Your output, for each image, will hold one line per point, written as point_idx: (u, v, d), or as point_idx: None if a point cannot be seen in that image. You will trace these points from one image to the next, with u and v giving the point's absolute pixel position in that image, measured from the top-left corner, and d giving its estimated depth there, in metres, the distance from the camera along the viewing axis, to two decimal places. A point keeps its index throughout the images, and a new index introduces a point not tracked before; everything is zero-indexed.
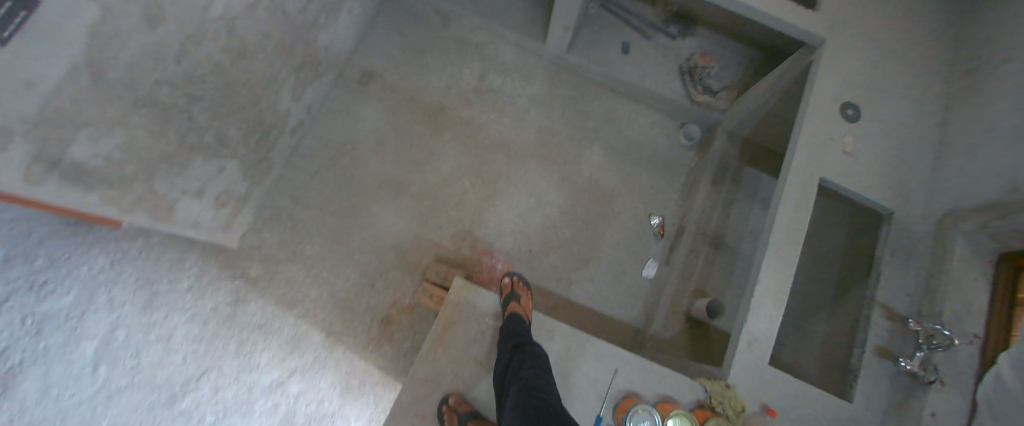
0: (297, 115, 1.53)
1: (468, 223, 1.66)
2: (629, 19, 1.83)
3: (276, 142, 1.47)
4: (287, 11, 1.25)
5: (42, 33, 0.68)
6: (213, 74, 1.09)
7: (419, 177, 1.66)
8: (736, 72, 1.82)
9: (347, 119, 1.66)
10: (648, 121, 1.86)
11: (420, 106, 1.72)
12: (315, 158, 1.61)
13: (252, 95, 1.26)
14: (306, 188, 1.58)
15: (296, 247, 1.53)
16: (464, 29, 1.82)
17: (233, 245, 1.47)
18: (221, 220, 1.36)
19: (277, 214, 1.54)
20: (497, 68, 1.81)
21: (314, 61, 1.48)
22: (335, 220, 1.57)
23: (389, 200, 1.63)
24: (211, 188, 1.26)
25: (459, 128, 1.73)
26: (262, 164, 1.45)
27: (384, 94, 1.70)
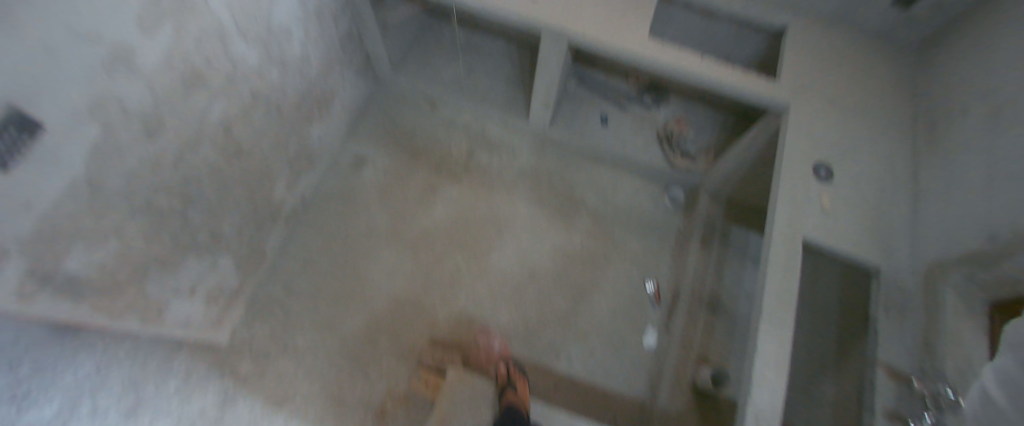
0: (291, 204, 1.57)
1: (462, 300, 1.64)
2: (604, 94, 1.97)
3: (269, 232, 1.50)
4: (282, 113, 1.34)
5: (43, 156, 0.71)
6: (210, 176, 1.13)
7: (411, 257, 1.68)
8: (713, 133, 1.89)
9: (340, 204, 1.70)
10: (633, 186, 1.92)
11: (412, 187, 1.78)
12: (308, 244, 1.63)
13: (247, 190, 1.30)
14: (298, 275, 1.58)
15: (288, 339, 1.50)
16: (450, 113, 1.93)
17: (224, 341, 1.44)
18: (212, 316, 1.34)
19: (270, 305, 1.53)
20: (484, 146, 1.89)
21: (308, 152, 1.56)
22: (327, 308, 1.56)
23: (382, 281, 1.62)
24: (204, 285, 1.26)
25: (450, 206, 1.77)
26: (255, 255, 1.46)
27: (375, 178, 1.77)
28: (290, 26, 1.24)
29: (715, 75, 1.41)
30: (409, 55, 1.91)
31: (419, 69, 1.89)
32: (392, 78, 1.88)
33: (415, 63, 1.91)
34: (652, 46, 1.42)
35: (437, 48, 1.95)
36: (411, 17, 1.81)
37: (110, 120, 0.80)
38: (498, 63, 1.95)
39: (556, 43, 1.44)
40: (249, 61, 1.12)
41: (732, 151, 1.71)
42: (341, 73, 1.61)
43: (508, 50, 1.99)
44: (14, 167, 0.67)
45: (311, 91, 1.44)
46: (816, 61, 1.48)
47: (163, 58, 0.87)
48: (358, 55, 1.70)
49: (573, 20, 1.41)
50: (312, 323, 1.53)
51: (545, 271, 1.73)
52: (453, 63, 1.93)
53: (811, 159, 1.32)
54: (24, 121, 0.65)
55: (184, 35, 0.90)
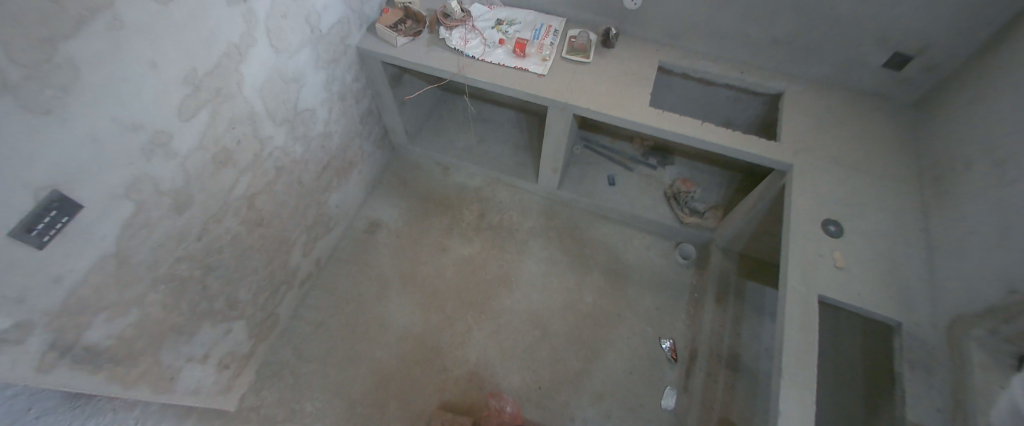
0: (307, 268, 1.62)
1: (474, 363, 1.61)
2: (610, 155, 2.07)
3: (285, 296, 1.53)
4: (303, 181, 1.44)
5: (77, 233, 0.79)
6: (232, 244, 1.21)
7: (422, 318, 1.67)
8: (719, 192, 1.96)
9: (354, 266, 1.75)
10: (643, 243, 1.94)
11: (425, 248, 1.82)
12: (323, 307, 1.65)
13: (265, 256, 1.36)
14: (310, 339, 1.59)
15: (296, 405, 1.46)
16: (462, 176, 2.03)
17: (231, 408, 1.42)
18: (221, 382, 1.34)
19: (279, 369, 1.52)
20: (495, 207, 1.96)
21: (326, 217, 1.64)
22: (336, 372, 1.54)
23: (394, 344, 1.61)
24: (217, 350, 1.28)
25: (462, 266, 1.80)
26: (269, 318, 1.49)
27: (389, 240, 1.82)
28: (314, 107, 1.40)
29: (714, 137, 1.48)
30: (424, 125, 2.05)
31: (432, 137, 2.02)
32: (407, 146, 2.00)
33: (429, 132, 2.04)
34: (650, 112, 1.51)
35: (450, 119, 2.10)
36: (426, 93, 1.98)
37: (144, 196, 0.90)
38: (507, 129, 2.08)
39: (562, 112, 1.55)
40: (275, 139, 1.26)
41: (740, 208, 1.75)
42: (359, 143, 1.73)
43: (516, 118, 2.13)
44: (50, 243, 0.75)
45: (330, 161, 1.56)
46: (815, 122, 1.56)
47: (200, 141, 1.00)
48: (376, 127, 1.84)
49: (574, 92, 1.53)
50: (320, 388, 1.50)
51: (558, 331, 1.70)
52: (464, 131, 2.06)
53: (818, 216, 1.35)
54: (64, 200, 0.75)
55: (219, 121, 1.04)
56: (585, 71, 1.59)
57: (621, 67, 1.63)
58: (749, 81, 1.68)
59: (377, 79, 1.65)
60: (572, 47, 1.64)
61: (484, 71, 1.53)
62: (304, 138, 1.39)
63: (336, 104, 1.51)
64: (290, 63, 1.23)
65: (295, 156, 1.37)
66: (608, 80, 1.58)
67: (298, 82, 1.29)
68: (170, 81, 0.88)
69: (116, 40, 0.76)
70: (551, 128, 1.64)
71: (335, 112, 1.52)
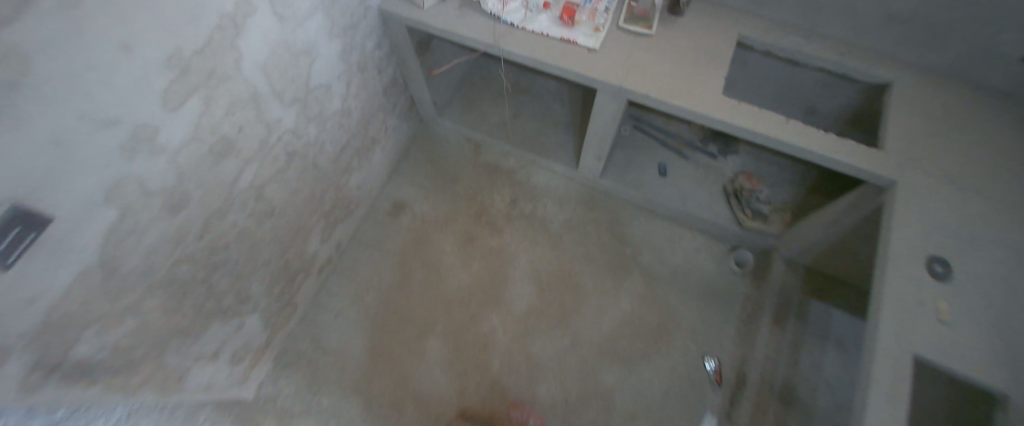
0: (325, 254, 1.51)
1: (498, 368, 1.50)
2: (663, 139, 1.81)
3: (304, 285, 1.46)
4: (320, 165, 1.30)
5: (48, 248, 0.69)
6: (240, 239, 1.11)
7: (446, 314, 1.56)
8: (789, 191, 1.69)
9: (376, 251, 1.63)
10: (693, 244, 1.72)
11: (451, 237, 1.67)
12: (341, 293, 1.56)
13: (278, 247, 1.25)
14: (328, 327, 1.51)
15: (314, 398, 1.42)
16: (496, 156, 1.83)
17: (249, 397, 1.38)
18: (236, 375, 1.30)
19: (299, 357, 1.47)
20: (529, 194, 1.77)
21: (347, 200, 1.51)
22: (356, 364, 1.47)
23: (414, 340, 1.52)
24: (229, 345, 1.22)
25: (488, 259, 1.65)
26: (286, 308, 1.41)
27: (413, 224, 1.68)
28: (328, 82, 1.22)
29: (806, 142, 1.20)
30: (454, 96, 1.83)
31: (464, 110, 1.81)
32: (437, 119, 1.80)
33: (462, 103, 1.82)
34: (727, 102, 1.23)
35: (484, 88, 1.86)
36: (457, 59, 1.74)
37: (127, 201, 0.79)
38: (548, 105, 1.84)
39: (616, 98, 1.30)
40: (285, 121, 1.12)
41: (816, 216, 1.49)
42: (383, 118, 1.55)
43: (557, 92, 1.87)
44: (17, 262, 0.65)
45: (349, 143, 1.40)
46: (936, 122, 1.24)
47: (191, 129, 0.88)
48: (402, 99, 1.65)
49: (634, 73, 1.26)
50: (339, 379, 1.45)
51: (593, 339, 1.56)
52: (499, 105, 1.84)
53: (923, 250, 1.09)
54: (28, 214, 0.64)
55: (213, 104, 0.91)
56: (647, 46, 1.31)
57: (693, 42, 1.33)
58: (852, 65, 1.36)
59: (402, 47, 1.43)
60: (631, 14, 1.36)
61: (525, 44, 1.29)
62: (317, 117, 1.22)
63: (353, 75, 1.32)
64: (297, 33, 1.06)
65: (309, 139, 1.21)
66: (675, 58, 1.30)
67: (310, 54, 1.12)
68: (150, 63, 0.75)
69: (75, 17, 0.62)
70: (598, 114, 1.41)
71: (353, 86, 1.33)
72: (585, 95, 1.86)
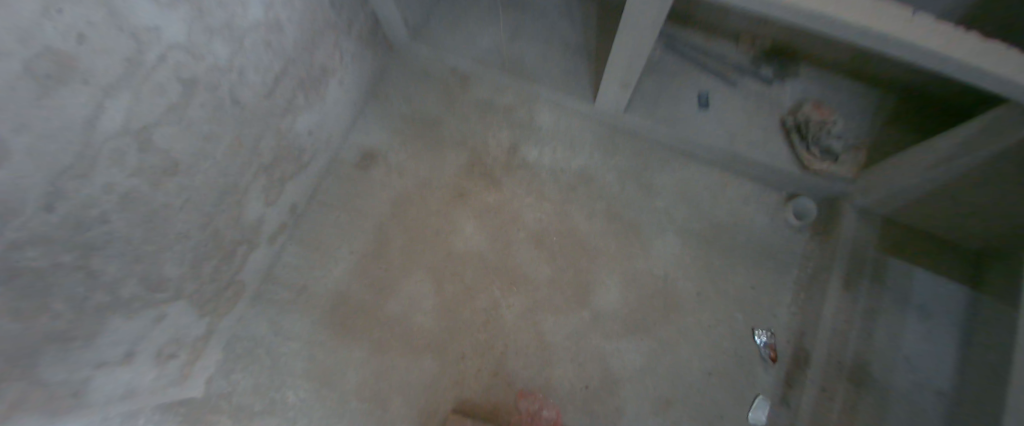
0: (275, 220, 1.20)
1: (504, 351, 1.23)
2: (703, 60, 1.41)
3: (250, 259, 1.16)
4: (242, 101, 0.95)
5: None
6: (132, 207, 0.78)
7: (435, 289, 1.27)
8: (866, 122, 1.32)
9: (342, 214, 1.31)
10: (738, 193, 1.38)
11: (438, 191, 1.34)
12: (302, 266, 1.27)
13: (195, 214, 0.93)
14: (290, 309, 1.23)
15: (276, 395, 1.16)
16: (488, 90, 1.45)
17: (196, 396, 1.14)
18: (170, 374, 1.05)
19: (254, 344, 1.20)
20: (533, 135, 1.41)
21: (295, 151, 1.17)
22: (327, 350, 1.21)
23: (398, 320, 1.24)
24: (146, 342, 0.94)
25: (485, 218, 1.33)
26: (227, 289, 1.13)
27: (388, 179, 1.35)
28: None
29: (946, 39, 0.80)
30: (432, 12, 1.42)
31: (445, 32, 1.42)
32: (410, 44, 1.41)
33: (442, 23, 1.43)
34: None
35: (472, 2, 1.45)
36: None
37: None
38: (552, 21, 1.44)
39: None
40: (171, 28, 0.74)
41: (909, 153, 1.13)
42: (334, 38, 1.17)
43: (567, 3, 1.45)
44: None
45: (284, 70, 1.04)
46: None
47: None
48: (361, 15, 1.25)
49: None
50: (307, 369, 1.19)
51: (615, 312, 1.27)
52: (492, 23, 1.44)
53: None
54: None
55: None
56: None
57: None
58: None
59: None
60: None
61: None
62: (227, 29, 0.85)
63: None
64: None
65: (216, 61, 0.86)
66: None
67: None
68: None
69: None
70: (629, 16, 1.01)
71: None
72: (605, 9, 1.45)
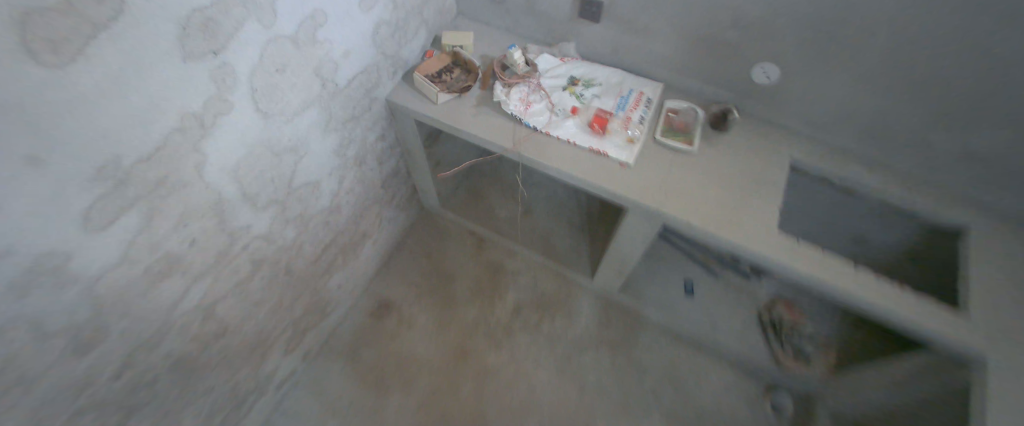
0: (286, 366, 1.27)
1: None
2: (689, 251, 1.61)
3: (254, 404, 1.21)
4: (294, 271, 1.11)
5: None
6: (172, 371, 0.88)
7: None
8: (832, 323, 1.45)
9: (350, 363, 1.39)
10: (722, 379, 1.47)
11: (445, 349, 1.44)
12: (301, 414, 1.30)
13: (222, 371, 1.02)
14: None
15: None
16: (500, 254, 1.64)
17: None
18: None
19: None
20: (536, 302, 1.56)
21: (322, 304, 1.30)
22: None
23: None
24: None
25: (484, 381, 1.40)
26: None
27: (398, 331, 1.46)
28: (318, 179, 1.05)
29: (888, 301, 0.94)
30: (461, 185, 1.68)
31: (469, 201, 1.65)
32: (439, 209, 1.64)
33: (468, 193, 1.67)
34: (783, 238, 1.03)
35: (495, 178, 1.71)
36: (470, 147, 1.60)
37: None
38: (561, 202, 1.69)
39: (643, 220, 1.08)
40: (258, 223, 0.91)
41: (872, 370, 1.24)
42: (378, 210, 1.38)
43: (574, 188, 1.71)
44: None
45: (333, 241, 1.21)
46: None
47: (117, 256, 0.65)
48: (402, 189, 1.48)
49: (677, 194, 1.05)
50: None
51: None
52: (510, 198, 1.68)
53: None
54: None
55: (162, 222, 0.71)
56: (694, 162, 1.08)
57: (745, 157, 1.09)
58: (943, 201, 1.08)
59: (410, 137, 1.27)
60: (669, 124, 1.15)
61: (546, 150, 1.08)
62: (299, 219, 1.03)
63: (349, 169, 1.15)
64: (284, 130, 0.88)
65: (282, 243, 1.02)
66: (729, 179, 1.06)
67: (300, 149, 0.94)
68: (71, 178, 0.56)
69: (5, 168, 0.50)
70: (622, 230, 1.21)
71: (347, 181, 1.16)
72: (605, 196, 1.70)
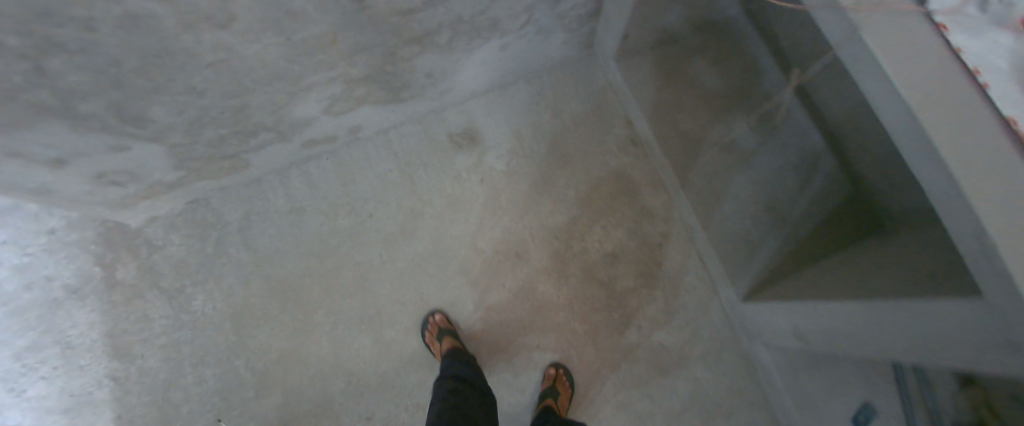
0: (319, 106, 1.16)
1: (601, 300, 1.34)
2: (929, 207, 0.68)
3: (263, 144, 1.20)
4: (431, 133, 1.42)
5: None
6: (233, 60, 0.90)
7: (531, 275, 1.36)
8: None
9: (441, 201, 1.39)
10: (810, 300, 1.01)
11: (473, 247, 1.37)
12: (341, 177, 1.37)
13: (284, 66, 0.98)
14: (383, 268, 1.34)
15: (373, 284, 1.33)
16: (601, 160, 1.42)
17: (323, 272, 1.33)
18: (300, 285, 1.31)
19: (204, 230, 1.30)
20: (638, 219, 1.39)
21: (348, 78, 1.11)
22: (234, 313, 1.28)
23: (518, 264, 1.36)
24: (131, 185, 1.13)
25: (551, 275, 1.35)
26: (364, 266, 1.34)
27: (492, 171, 1.41)
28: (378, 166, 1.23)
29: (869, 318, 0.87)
30: (642, 74, 1.38)
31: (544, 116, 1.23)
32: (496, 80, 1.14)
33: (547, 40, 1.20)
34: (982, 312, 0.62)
35: (609, 85, 1.47)
36: (679, 10, 1.23)
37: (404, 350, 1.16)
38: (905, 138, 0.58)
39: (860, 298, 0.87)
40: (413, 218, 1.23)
41: None
42: (477, 98, 1.44)
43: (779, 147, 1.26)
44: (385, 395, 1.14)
45: (405, 47, 1.10)
46: None
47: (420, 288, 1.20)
48: (566, 15, 1.25)
49: None
50: (195, 324, 1.26)
51: (518, 400, 1.31)
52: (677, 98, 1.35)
53: None
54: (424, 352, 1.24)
55: None
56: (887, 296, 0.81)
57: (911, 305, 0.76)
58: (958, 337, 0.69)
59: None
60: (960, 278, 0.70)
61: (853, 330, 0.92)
62: (385, 15, 0.96)
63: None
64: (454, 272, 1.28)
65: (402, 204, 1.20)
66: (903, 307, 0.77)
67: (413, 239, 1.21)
68: None
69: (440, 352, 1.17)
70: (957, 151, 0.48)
71: (460, 15, 1.07)
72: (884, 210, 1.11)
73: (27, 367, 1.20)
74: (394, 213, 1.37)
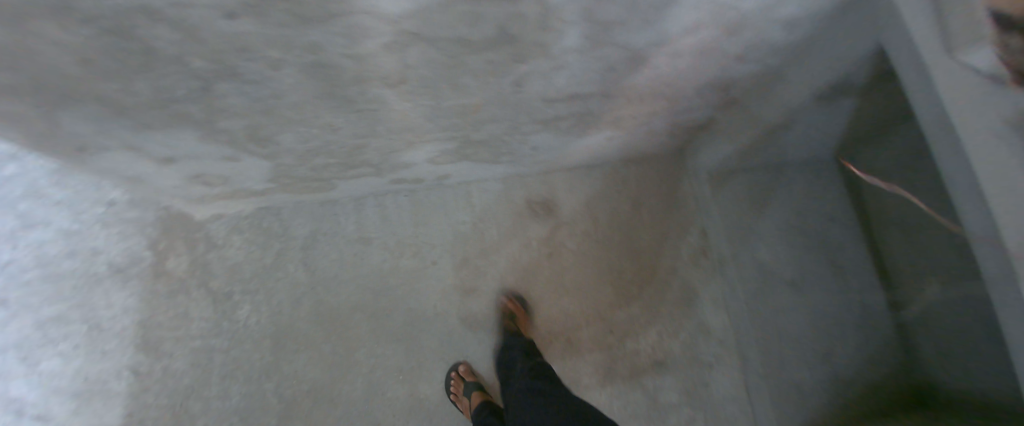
0: (427, 155, 1.15)
1: (640, 404, 1.33)
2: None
3: (357, 175, 1.18)
4: (512, 195, 1.42)
5: None
6: (381, 111, 0.90)
7: (578, 361, 1.34)
8: None
9: (507, 264, 1.38)
10: None
11: (526, 322, 1.35)
12: (415, 218, 1.35)
13: (420, 123, 0.97)
14: (435, 319, 1.31)
15: (421, 334, 1.30)
16: (668, 262, 1.43)
17: (374, 309, 1.29)
18: (348, 318, 1.27)
19: (267, 239, 1.26)
20: (692, 330, 1.39)
21: (465, 139, 1.11)
22: (276, 331, 1.23)
23: (568, 347, 1.34)
24: (218, 187, 1.10)
25: (597, 366, 1.34)
26: (417, 312, 1.31)
27: (562, 247, 1.41)
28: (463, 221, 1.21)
29: None
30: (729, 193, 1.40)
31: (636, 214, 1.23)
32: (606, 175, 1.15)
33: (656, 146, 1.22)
34: None
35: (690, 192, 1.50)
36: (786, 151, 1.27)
37: None
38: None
39: None
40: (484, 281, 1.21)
41: None
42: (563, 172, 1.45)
43: None
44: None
45: (530, 125, 1.10)
46: None
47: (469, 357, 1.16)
48: (677, 125, 1.29)
49: None
50: (234, 333, 1.21)
51: None
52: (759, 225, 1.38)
53: None
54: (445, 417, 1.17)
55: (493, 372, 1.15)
56: None
57: None
58: None
59: (964, 196, 0.67)
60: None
61: None
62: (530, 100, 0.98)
63: (609, 99, 1.07)
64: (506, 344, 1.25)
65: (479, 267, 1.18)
66: None
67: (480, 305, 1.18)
68: None
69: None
70: None
71: (590, 110, 1.09)
72: None
73: (45, 341, 1.10)
74: (458, 266, 1.35)
